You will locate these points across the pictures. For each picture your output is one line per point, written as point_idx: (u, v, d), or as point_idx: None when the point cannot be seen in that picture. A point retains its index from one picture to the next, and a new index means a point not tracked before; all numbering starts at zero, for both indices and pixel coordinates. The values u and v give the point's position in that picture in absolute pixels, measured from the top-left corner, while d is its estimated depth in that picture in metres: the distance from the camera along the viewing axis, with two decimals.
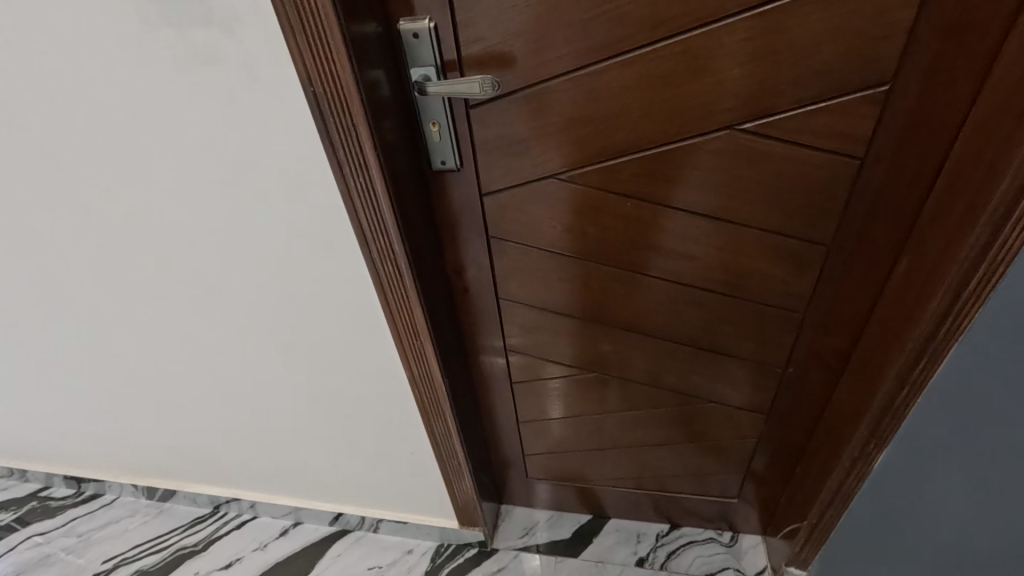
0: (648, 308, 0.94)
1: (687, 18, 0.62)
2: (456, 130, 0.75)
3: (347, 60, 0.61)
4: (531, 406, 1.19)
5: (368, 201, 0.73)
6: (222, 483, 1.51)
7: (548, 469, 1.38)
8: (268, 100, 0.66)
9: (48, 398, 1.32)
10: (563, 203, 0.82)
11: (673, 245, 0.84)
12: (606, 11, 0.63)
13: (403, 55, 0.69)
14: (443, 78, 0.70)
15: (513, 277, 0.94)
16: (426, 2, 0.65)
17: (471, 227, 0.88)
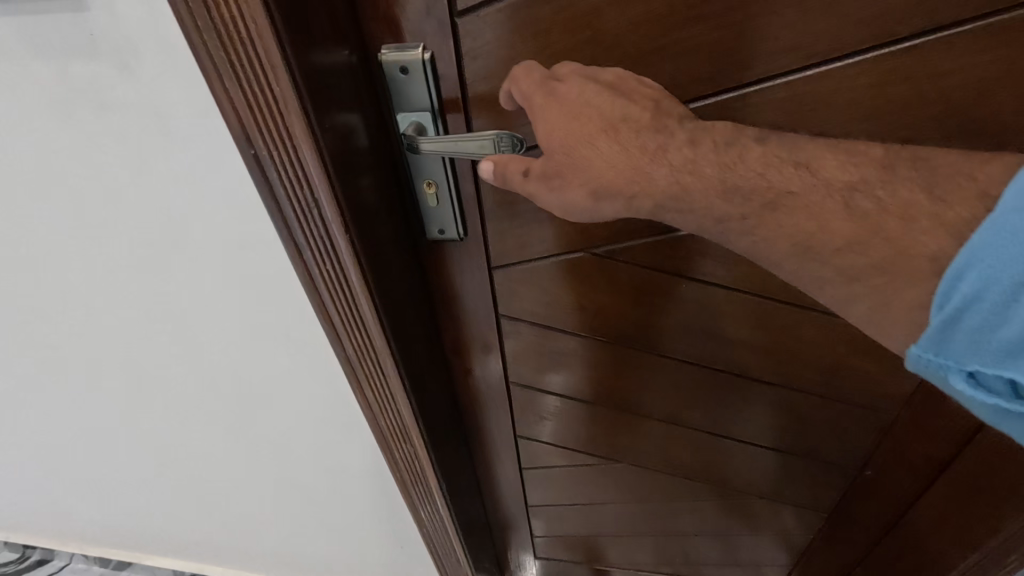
0: (691, 396, 0.77)
1: (793, 53, 0.43)
2: (459, 193, 0.56)
3: (307, 114, 0.41)
4: (543, 491, 1.01)
5: (341, 291, 0.53)
6: (183, 559, 1.31)
7: (556, 549, 1.19)
8: (195, 161, 0.46)
9: None
10: (592, 283, 0.64)
11: (730, 332, 0.66)
12: (674, 41, 0.44)
13: (387, 96, 0.50)
14: (442, 127, 0.51)
15: (527, 361, 0.76)
16: (420, 24, 0.46)
17: (476, 307, 0.69)
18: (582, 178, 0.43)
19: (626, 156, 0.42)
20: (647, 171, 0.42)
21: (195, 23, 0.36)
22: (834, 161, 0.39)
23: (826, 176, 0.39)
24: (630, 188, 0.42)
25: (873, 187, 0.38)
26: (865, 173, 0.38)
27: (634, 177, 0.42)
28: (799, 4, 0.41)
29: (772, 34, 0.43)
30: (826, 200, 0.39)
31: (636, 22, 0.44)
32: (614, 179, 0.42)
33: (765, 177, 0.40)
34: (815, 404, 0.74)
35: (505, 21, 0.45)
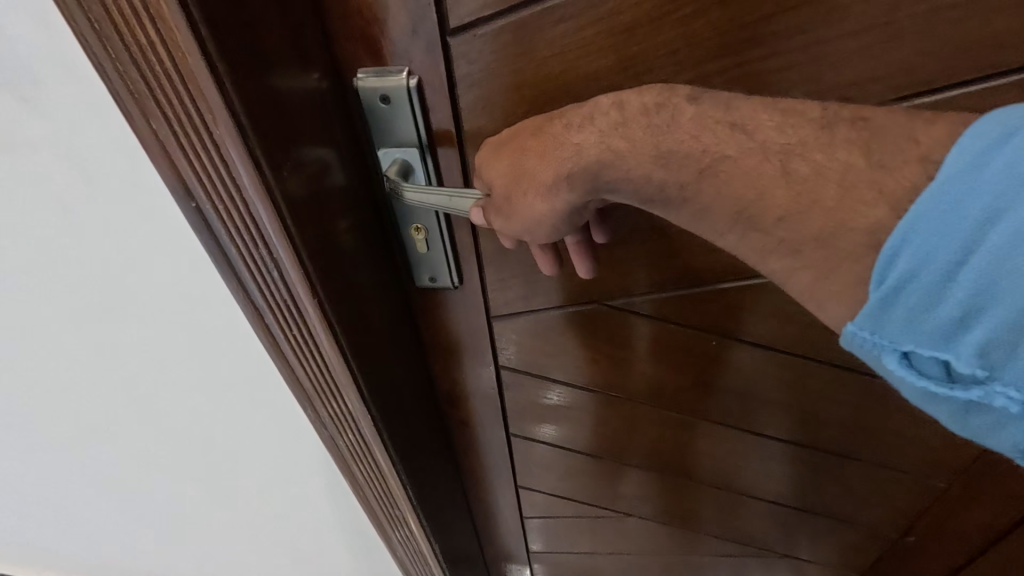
0: (712, 456, 0.68)
1: (875, 85, 0.34)
2: (454, 237, 0.48)
3: (253, 150, 0.32)
4: (544, 540, 0.93)
5: (312, 358, 0.43)
6: None
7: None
8: (121, 210, 0.37)
9: None
10: (608, 336, 0.56)
11: (763, 392, 0.58)
12: (723, 67, 0.35)
13: (365, 129, 0.41)
14: (431, 165, 0.43)
15: (530, 414, 0.67)
16: (403, 44, 0.37)
17: (470, 356, 0.61)
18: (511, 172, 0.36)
19: (551, 138, 0.35)
20: (571, 147, 0.34)
21: (98, 39, 0.27)
22: (770, 116, 0.29)
23: (762, 138, 0.29)
24: (562, 170, 0.34)
25: (814, 148, 0.28)
26: (805, 133, 0.28)
27: (555, 156, 0.34)
28: (888, 24, 0.32)
29: (849, 60, 0.34)
30: (763, 164, 0.29)
31: (675, 44, 0.35)
32: (545, 162, 0.35)
33: (699, 141, 0.30)
34: (853, 468, 0.65)
35: (510, 40, 0.36)
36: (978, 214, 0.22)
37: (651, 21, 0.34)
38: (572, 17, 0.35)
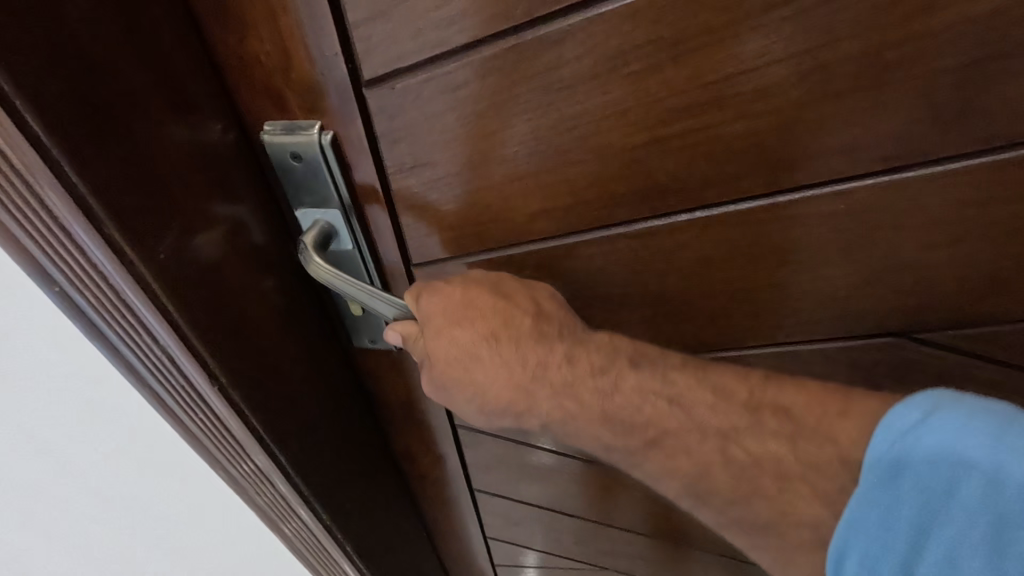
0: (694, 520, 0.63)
1: (861, 155, 0.29)
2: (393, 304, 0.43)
3: (110, 235, 0.26)
4: None
5: (227, 438, 0.37)
6: None
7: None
8: None
9: None
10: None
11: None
12: (682, 130, 0.30)
13: (279, 188, 0.36)
14: (357, 226, 0.37)
15: (493, 471, 0.62)
16: (312, 95, 0.32)
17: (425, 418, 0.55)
18: (477, 407, 0.35)
19: (510, 376, 0.34)
20: (537, 398, 0.34)
21: None
22: (706, 396, 0.33)
23: (696, 415, 0.33)
24: (511, 408, 0.35)
25: (746, 433, 0.32)
26: (736, 417, 0.33)
27: (520, 403, 0.35)
28: (876, 88, 0.27)
29: (830, 128, 0.28)
30: (702, 443, 0.33)
31: (626, 105, 0.29)
32: (515, 403, 0.35)
33: (642, 410, 0.33)
34: None
35: (436, 96, 0.31)
36: (881, 477, 0.28)
37: (597, 79, 0.29)
38: (506, 73, 0.29)
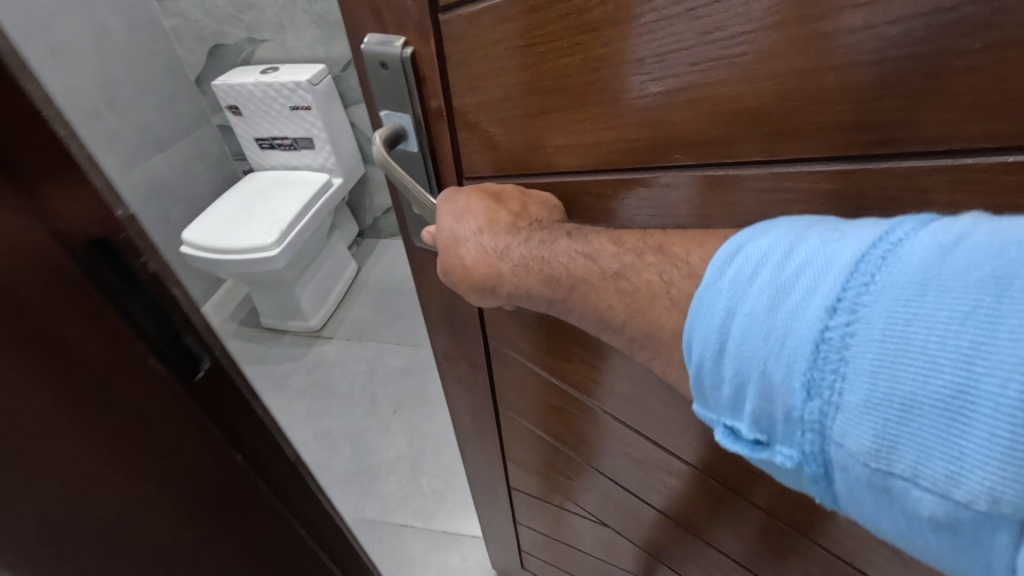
0: (670, 474, 0.74)
1: (818, 123, 0.37)
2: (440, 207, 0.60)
3: None
4: (523, 478, 1.05)
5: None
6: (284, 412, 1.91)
7: (545, 554, 1.25)
8: None
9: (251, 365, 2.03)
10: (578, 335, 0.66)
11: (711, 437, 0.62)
12: (661, 65, 0.40)
13: (378, 93, 0.53)
14: (423, 135, 0.54)
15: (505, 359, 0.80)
16: (404, 22, 0.47)
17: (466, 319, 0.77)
18: (468, 286, 0.54)
19: (488, 257, 0.51)
20: (503, 271, 0.50)
21: None
22: (610, 247, 0.45)
23: (601, 263, 0.45)
24: (488, 282, 0.52)
25: (632, 269, 0.43)
26: (625, 258, 0.44)
27: (491, 278, 0.51)
28: (845, 35, 0.34)
29: (773, 69, 0.37)
30: (603, 283, 0.44)
31: (641, 55, 0.40)
32: (489, 277, 0.51)
33: (567, 265, 0.46)
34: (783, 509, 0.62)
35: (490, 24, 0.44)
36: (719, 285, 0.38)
37: (618, 37, 0.40)
38: (564, 25, 0.41)
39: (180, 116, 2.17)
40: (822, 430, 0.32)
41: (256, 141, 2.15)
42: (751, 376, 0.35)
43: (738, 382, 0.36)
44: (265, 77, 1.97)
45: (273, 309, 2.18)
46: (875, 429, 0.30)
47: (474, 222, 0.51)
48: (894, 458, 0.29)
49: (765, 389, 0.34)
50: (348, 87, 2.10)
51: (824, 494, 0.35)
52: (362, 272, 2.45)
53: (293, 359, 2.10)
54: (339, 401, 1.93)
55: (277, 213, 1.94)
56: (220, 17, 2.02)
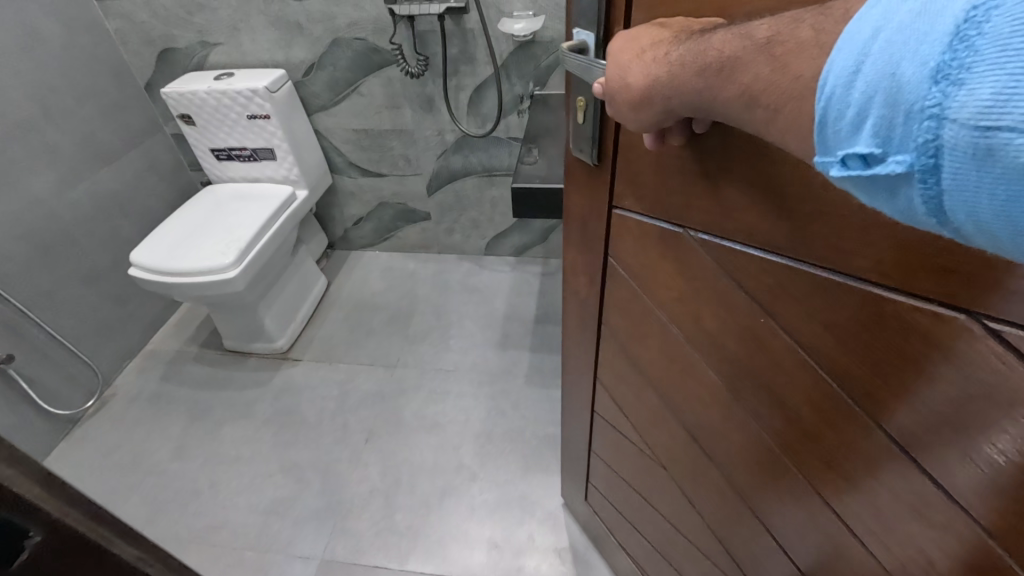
0: (733, 411, 0.72)
1: None
2: (601, 118, 0.66)
3: None
4: (607, 405, 1.07)
5: None
6: (250, 441, 1.77)
7: (605, 488, 1.27)
8: None
9: (216, 401, 1.90)
10: (686, 263, 0.68)
11: (783, 389, 0.62)
12: None
13: (575, 12, 0.61)
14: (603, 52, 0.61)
15: (621, 255, 0.80)
16: None
17: (598, 231, 0.81)
18: (624, 111, 0.52)
19: (644, 70, 0.48)
20: (657, 77, 0.47)
21: None
22: (767, 21, 0.38)
23: (757, 35, 0.38)
24: (637, 101, 0.49)
25: (783, 37, 0.37)
26: (782, 25, 0.37)
27: (642, 94, 0.49)
28: None
29: None
30: (755, 56, 0.38)
31: None
32: (643, 86, 0.48)
33: (720, 50, 0.41)
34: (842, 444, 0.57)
35: None
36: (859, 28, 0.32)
37: None
38: None
39: (129, 126, 2.01)
40: (938, 115, 0.27)
41: (212, 152, 1.99)
42: (879, 85, 0.29)
43: (865, 100, 0.30)
44: (219, 84, 1.83)
45: (233, 332, 2.01)
46: (1008, 86, 0.24)
47: (636, 50, 0.49)
48: (1012, 104, 0.24)
49: (893, 93, 0.29)
50: (311, 94, 1.98)
51: (931, 212, 0.29)
52: (332, 286, 2.32)
53: (259, 385, 1.95)
54: (306, 431, 1.78)
55: (234, 231, 1.79)
56: (168, 18, 1.86)
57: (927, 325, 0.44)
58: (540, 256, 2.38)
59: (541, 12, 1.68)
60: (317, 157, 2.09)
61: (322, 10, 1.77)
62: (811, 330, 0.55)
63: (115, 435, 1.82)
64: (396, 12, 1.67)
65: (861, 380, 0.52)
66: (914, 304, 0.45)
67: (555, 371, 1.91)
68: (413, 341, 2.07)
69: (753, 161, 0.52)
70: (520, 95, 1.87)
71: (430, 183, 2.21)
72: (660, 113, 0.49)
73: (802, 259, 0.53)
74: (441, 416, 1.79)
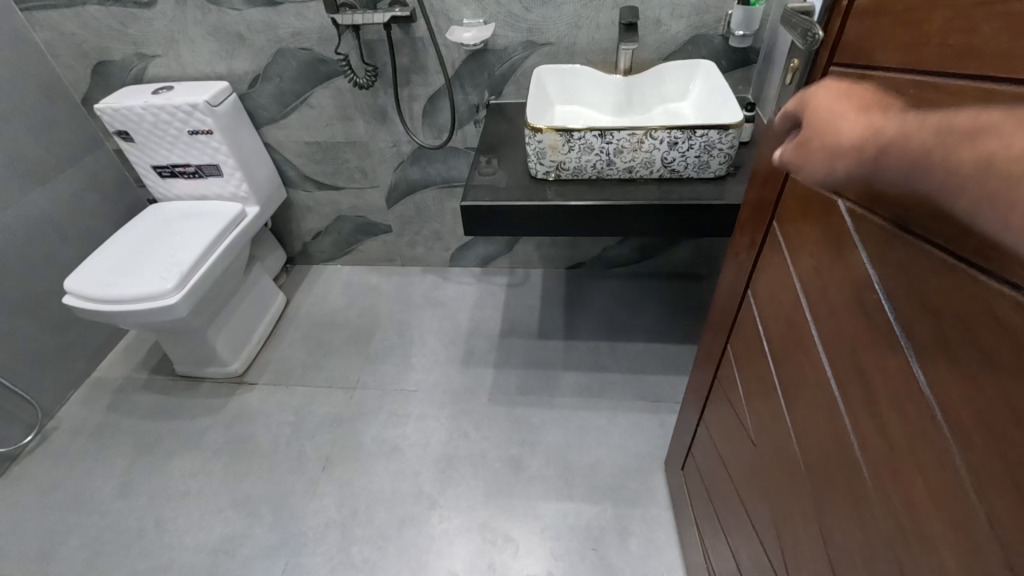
0: (821, 388, 0.69)
1: None
2: (804, 84, 0.67)
3: None
4: (730, 373, 1.06)
5: None
6: (197, 474, 1.68)
7: (702, 465, 1.27)
8: None
9: (167, 433, 1.81)
10: (826, 227, 0.65)
11: (869, 372, 0.58)
12: None
13: None
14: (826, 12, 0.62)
15: (782, 217, 0.77)
16: None
17: (772, 192, 0.79)
18: (815, 172, 0.46)
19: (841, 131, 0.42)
20: (853, 141, 0.41)
21: None
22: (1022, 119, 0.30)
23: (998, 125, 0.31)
24: (828, 160, 0.44)
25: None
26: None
27: (835, 152, 0.43)
28: None
29: None
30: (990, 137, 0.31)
31: None
32: (839, 145, 0.42)
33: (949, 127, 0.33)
34: (902, 434, 0.53)
35: None
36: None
37: None
38: None
39: (64, 144, 1.90)
40: None
41: (154, 169, 1.90)
42: None
43: None
44: (157, 98, 1.73)
45: (184, 357, 1.92)
46: None
47: (840, 105, 0.44)
48: None
49: None
50: (259, 106, 1.90)
51: None
52: (292, 304, 2.25)
53: (211, 413, 1.86)
54: (259, 460, 1.71)
55: (175, 254, 1.69)
56: (100, 30, 1.76)
57: (1005, 313, 0.41)
58: (507, 267, 2.33)
59: (491, 20, 1.62)
60: (268, 172, 2.01)
61: (263, 19, 1.69)
62: (909, 310, 0.51)
63: (55, 471, 1.72)
64: (339, 22, 1.57)
65: (939, 370, 0.48)
66: (1002, 289, 0.41)
67: (520, 389, 1.86)
68: (373, 360, 2.00)
69: None
70: (475, 105, 1.81)
71: (389, 195, 2.14)
72: (866, 160, 0.40)
73: (922, 232, 0.49)
74: (401, 440, 1.73)
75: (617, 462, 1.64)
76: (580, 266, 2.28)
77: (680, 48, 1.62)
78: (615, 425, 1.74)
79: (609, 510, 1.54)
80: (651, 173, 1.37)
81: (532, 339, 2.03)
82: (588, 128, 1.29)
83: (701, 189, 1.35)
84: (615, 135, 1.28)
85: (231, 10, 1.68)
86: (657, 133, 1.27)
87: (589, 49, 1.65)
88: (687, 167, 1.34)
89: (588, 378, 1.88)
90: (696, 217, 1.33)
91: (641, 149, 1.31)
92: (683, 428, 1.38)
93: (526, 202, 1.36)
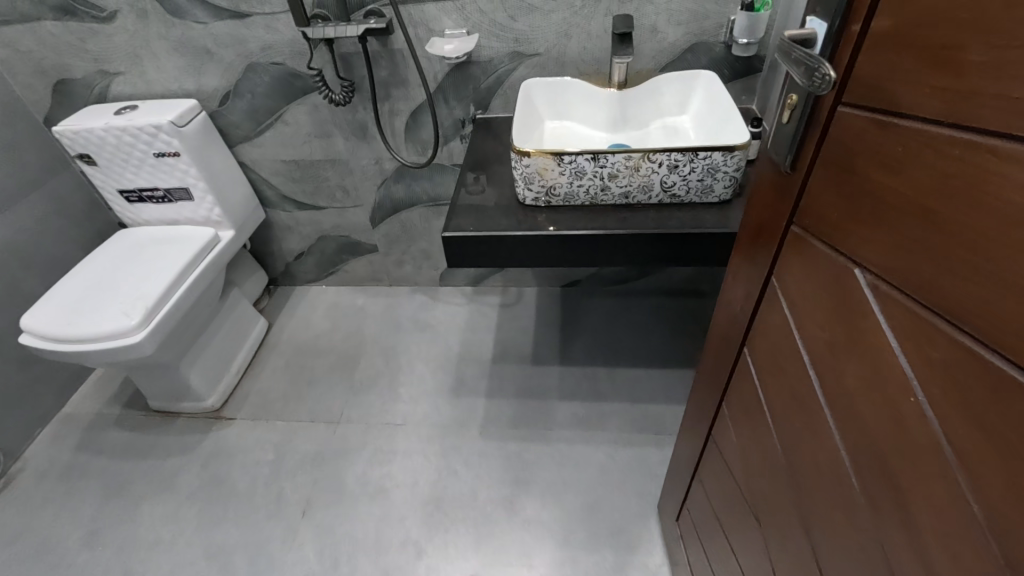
0: (840, 485, 0.58)
1: None
2: (804, 126, 0.55)
3: None
4: (725, 431, 0.95)
5: None
6: (169, 523, 1.57)
7: (699, 521, 1.16)
8: None
9: (138, 475, 1.70)
10: (840, 299, 0.54)
11: (907, 489, 0.47)
12: None
13: None
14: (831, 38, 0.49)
15: (783, 273, 0.66)
16: None
17: (769, 244, 0.68)
18: None
19: None
20: None
21: None
22: None
23: None
24: None
25: None
26: None
27: None
28: None
29: None
30: None
31: None
32: None
33: None
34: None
35: None
36: None
37: None
38: None
39: (26, 168, 1.79)
40: None
41: (121, 194, 1.78)
42: None
43: None
44: (119, 119, 1.62)
45: (156, 392, 1.81)
46: None
47: None
48: None
49: None
50: (231, 125, 1.79)
51: None
52: (273, 330, 2.13)
53: (185, 452, 1.75)
54: (235, 505, 1.60)
55: (139, 287, 1.58)
56: (58, 47, 1.64)
57: None
58: (498, 286, 2.22)
59: (474, 30, 1.50)
60: (243, 194, 1.89)
61: (230, 33, 1.57)
62: (963, 430, 0.41)
63: (17, 520, 1.61)
64: (310, 36, 1.45)
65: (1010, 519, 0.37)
66: None
67: (513, 421, 1.75)
68: (358, 391, 1.88)
69: (980, 198, 0.37)
70: (461, 120, 1.69)
71: (373, 215, 2.02)
72: None
73: (981, 337, 0.38)
74: (386, 480, 1.62)
75: (615, 503, 1.53)
76: (576, 284, 2.16)
77: (679, 57, 1.50)
78: (614, 462, 1.62)
79: (609, 558, 1.43)
80: (649, 198, 1.26)
81: (526, 365, 1.92)
82: (580, 151, 1.17)
83: (703, 215, 1.23)
84: (610, 159, 1.17)
85: (196, 24, 1.56)
86: (656, 156, 1.16)
87: (580, 60, 1.53)
88: (688, 191, 1.23)
89: (586, 409, 1.77)
90: (698, 246, 1.22)
91: (638, 174, 1.20)
92: (677, 476, 1.26)
93: (514, 231, 1.24)
